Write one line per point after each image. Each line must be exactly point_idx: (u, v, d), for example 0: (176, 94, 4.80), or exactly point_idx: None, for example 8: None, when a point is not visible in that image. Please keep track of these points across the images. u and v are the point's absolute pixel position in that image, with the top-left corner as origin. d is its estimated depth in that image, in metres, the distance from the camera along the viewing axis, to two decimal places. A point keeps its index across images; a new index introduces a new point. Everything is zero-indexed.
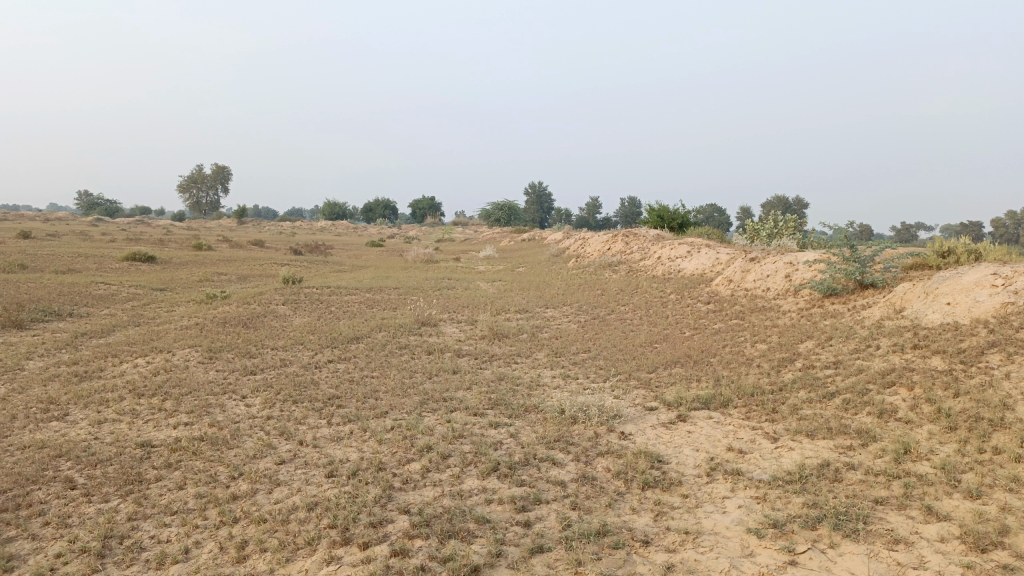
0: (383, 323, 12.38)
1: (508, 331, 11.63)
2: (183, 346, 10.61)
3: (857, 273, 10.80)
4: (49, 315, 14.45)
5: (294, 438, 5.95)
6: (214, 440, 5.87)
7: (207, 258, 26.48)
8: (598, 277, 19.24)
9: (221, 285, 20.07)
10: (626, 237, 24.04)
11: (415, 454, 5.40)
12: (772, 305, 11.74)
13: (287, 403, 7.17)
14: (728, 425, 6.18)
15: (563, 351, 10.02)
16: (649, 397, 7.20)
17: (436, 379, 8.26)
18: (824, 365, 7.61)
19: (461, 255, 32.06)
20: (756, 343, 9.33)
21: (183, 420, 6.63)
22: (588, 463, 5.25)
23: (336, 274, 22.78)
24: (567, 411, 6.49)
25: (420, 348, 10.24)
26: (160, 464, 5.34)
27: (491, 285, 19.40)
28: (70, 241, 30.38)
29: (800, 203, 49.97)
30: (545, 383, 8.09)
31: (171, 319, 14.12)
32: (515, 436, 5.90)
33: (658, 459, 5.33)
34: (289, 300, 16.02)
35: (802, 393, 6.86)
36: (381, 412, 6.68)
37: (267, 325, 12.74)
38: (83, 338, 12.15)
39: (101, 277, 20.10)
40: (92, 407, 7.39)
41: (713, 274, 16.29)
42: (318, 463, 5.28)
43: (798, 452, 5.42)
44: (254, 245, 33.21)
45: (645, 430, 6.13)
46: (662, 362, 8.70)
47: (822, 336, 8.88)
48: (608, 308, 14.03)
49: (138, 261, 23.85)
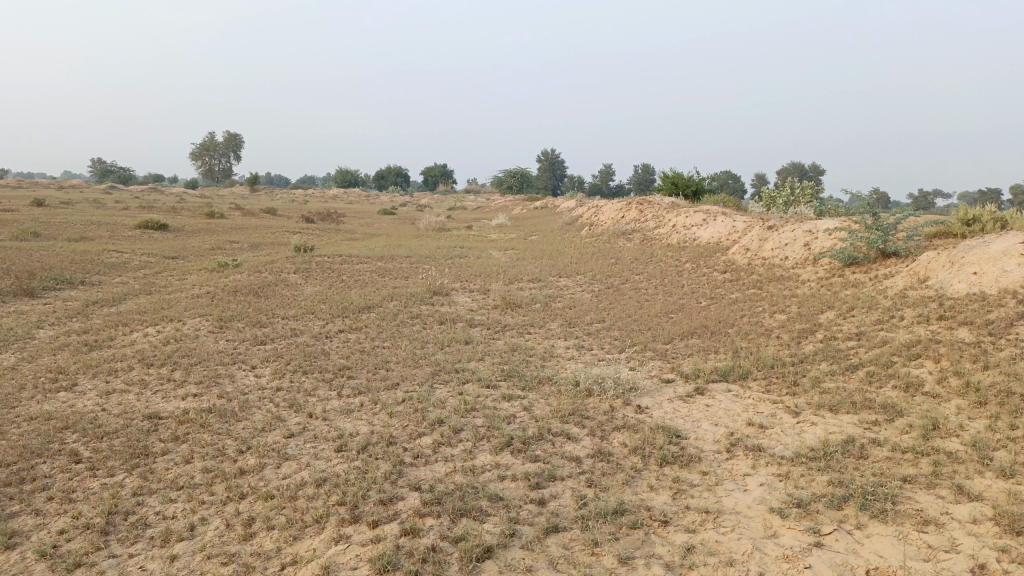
0: (394, 292, 12.25)
1: (521, 301, 11.46)
2: (193, 315, 10.53)
3: (879, 242, 10.52)
4: (61, 283, 14.40)
5: (304, 410, 5.84)
6: (222, 412, 5.77)
7: (218, 225, 26.41)
8: (612, 245, 19.00)
9: (233, 253, 19.98)
10: (640, 205, 23.71)
11: (427, 428, 5.27)
12: (790, 275, 11.49)
13: (297, 374, 7.06)
14: (747, 398, 6.01)
15: (577, 321, 9.85)
16: (666, 369, 7.03)
17: (448, 350, 8.13)
18: (846, 336, 7.40)
19: (474, 223, 31.81)
20: (774, 313, 9.12)
21: (191, 390, 6.54)
22: (604, 438, 5.10)
23: (348, 242, 22.63)
24: (582, 383, 6.34)
25: (432, 318, 10.11)
26: (167, 437, 5.24)
27: (503, 254, 19.22)
28: (84, 208, 30.36)
29: (817, 170, 49.23)
30: (559, 354, 7.93)
31: (182, 287, 14.05)
32: (528, 410, 5.75)
33: (677, 434, 5.17)
34: (301, 269, 15.93)
35: (824, 365, 6.66)
36: (392, 384, 6.56)
37: (278, 293, 12.64)
38: (94, 306, 12.10)
39: (113, 245, 20.07)
40: (101, 377, 7.32)
41: (729, 243, 16.02)
42: (327, 437, 5.16)
43: (821, 428, 5.24)
44: (266, 213, 33.12)
45: (662, 403, 5.97)
46: (679, 333, 8.52)
47: (843, 306, 8.66)
48: (622, 277, 13.83)
49: (150, 229, 23.78)
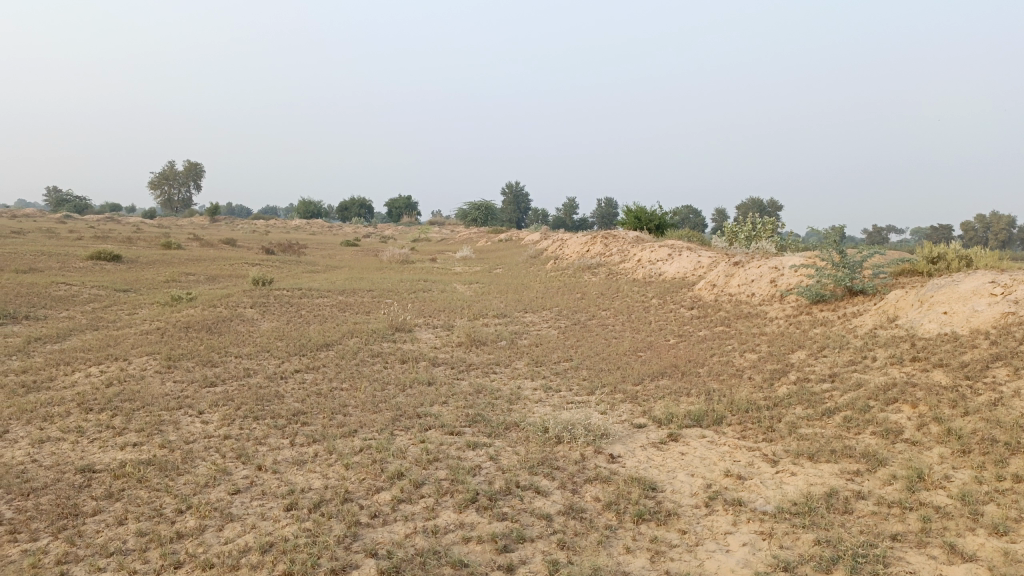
0: (354, 328, 11.85)
1: (486, 338, 11.15)
2: (141, 353, 10.00)
3: (847, 279, 10.45)
4: (3, 317, 13.71)
5: (252, 461, 5.43)
6: (163, 464, 5.33)
7: (175, 257, 25.67)
8: (577, 280, 18.84)
9: (189, 286, 19.37)
10: (605, 239, 23.66)
11: (385, 482, 4.91)
12: (758, 312, 11.38)
13: (248, 420, 6.63)
14: (723, 445, 5.77)
15: (544, 360, 9.55)
16: (637, 413, 6.76)
17: (410, 392, 7.76)
18: (820, 378, 7.22)
19: (438, 256, 31.51)
20: (744, 352, 8.94)
21: (131, 439, 6.07)
22: (575, 492, 4.78)
23: (308, 275, 22.13)
24: (551, 429, 6.03)
25: (393, 357, 9.73)
26: (99, 494, 4.79)
27: (468, 288, 18.91)
28: (34, 238, 29.38)
29: (775, 206, 50.10)
30: (526, 396, 7.62)
31: (131, 323, 13.46)
32: (494, 459, 5.42)
33: (652, 487, 4.88)
34: (258, 303, 15.42)
35: (799, 410, 6.46)
36: (349, 431, 6.18)
37: (233, 330, 12.14)
38: (36, 343, 11.48)
39: (62, 277, 19.31)
40: (35, 423, 6.80)
41: (695, 278, 15.94)
42: (276, 493, 4.77)
43: (802, 479, 5.00)
44: (225, 244, 32.40)
45: (635, 451, 5.69)
46: (649, 373, 8.28)
47: (814, 345, 8.51)
48: (589, 313, 13.61)
49: (103, 260, 23.02)
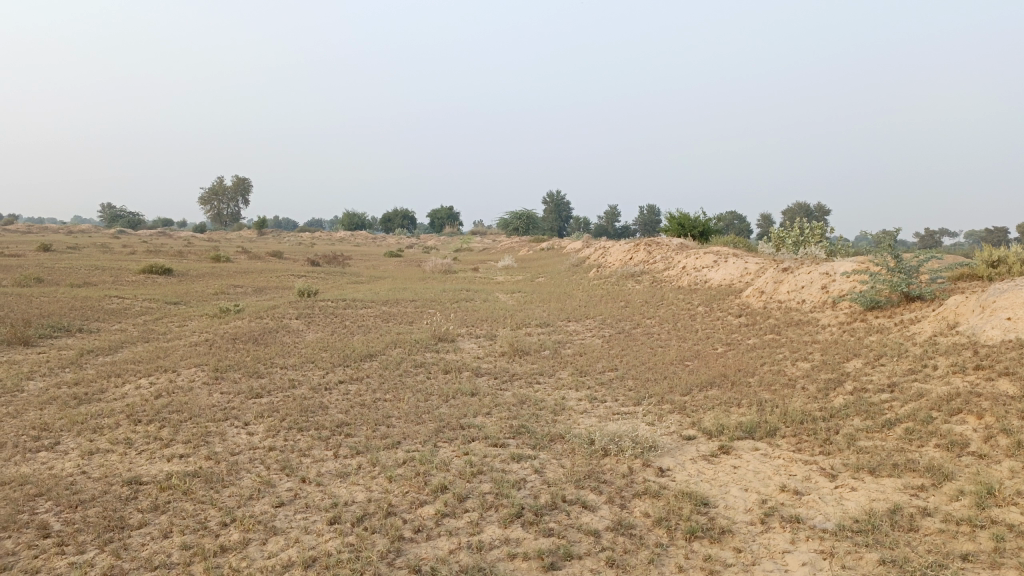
0: (397, 338, 11.84)
1: (529, 347, 11.05)
2: (189, 365, 10.13)
3: (903, 285, 10.08)
4: (58, 331, 14.06)
5: (296, 473, 5.39)
6: (208, 476, 5.32)
7: (223, 269, 26.15)
8: (621, 288, 18.62)
9: (237, 298, 19.68)
10: (649, 246, 23.38)
11: (429, 495, 4.83)
12: (809, 319, 11.05)
13: (292, 431, 6.62)
14: (777, 458, 5.56)
15: (589, 369, 9.40)
16: (686, 424, 6.57)
17: (453, 403, 7.69)
18: (877, 388, 6.93)
19: (480, 266, 31.52)
20: (796, 361, 8.67)
21: (178, 451, 6.09)
22: (624, 507, 4.64)
23: (352, 286, 22.33)
24: (597, 441, 5.89)
25: (436, 367, 9.69)
26: (145, 507, 4.80)
27: (510, 297, 18.84)
28: (90, 253, 30.27)
29: (822, 210, 49.10)
30: (570, 407, 7.47)
31: (181, 335, 13.70)
32: (540, 472, 5.30)
33: (704, 502, 4.71)
34: (303, 314, 15.56)
35: (857, 421, 6.20)
36: (393, 442, 6.12)
37: (278, 341, 12.25)
38: (89, 355, 11.73)
39: (115, 290, 19.78)
40: (85, 435, 6.89)
41: (742, 285, 15.62)
42: (320, 506, 4.71)
43: (862, 494, 4.77)
44: (271, 257, 32.94)
45: (685, 464, 5.51)
46: (697, 382, 8.07)
47: (870, 354, 8.20)
48: (633, 321, 13.41)
49: (155, 273, 23.55)
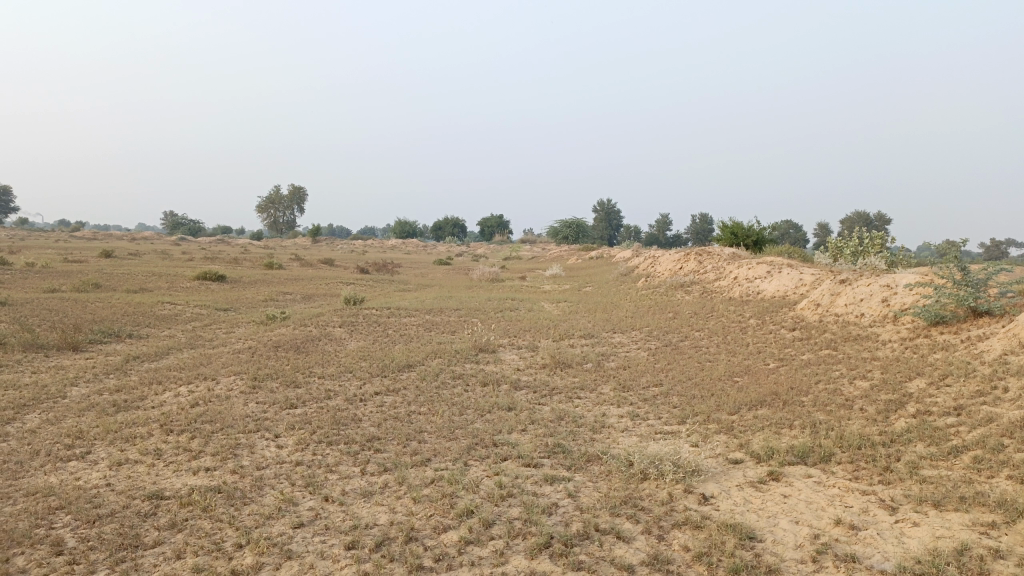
0: (438, 349, 11.65)
1: (572, 360, 10.72)
2: (228, 373, 10.09)
3: (970, 299, 9.44)
4: (109, 336, 14.28)
5: (320, 491, 5.19)
6: (231, 493, 5.16)
7: (274, 276, 26.43)
8: (669, 299, 18.14)
9: (285, 305, 19.80)
10: (699, 256, 22.80)
11: (454, 520, 4.56)
12: (868, 334, 10.49)
13: (322, 445, 6.43)
14: (831, 487, 5.14)
15: (632, 384, 9.04)
16: (732, 447, 6.18)
17: (489, 418, 7.42)
18: (943, 411, 6.42)
19: (528, 274, 31.27)
20: (854, 380, 8.16)
21: (205, 463, 5.96)
22: (661, 539, 4.30)
23: (398, 294, 22.30)
24: (636, 463, 5.54)
25: (474, 378, 9.45)
26: (162, 524, 4.65)
27: (556, 307, 18.53)
28: (148, 259, 31.02)
29: (883, 219, 47.54)
30: (611, 425, 7.13)
31: (226, 341, 13.77)
32: (573, 497, 4.98)
33: (749, 536, 4.33)
34: (347, 322, 15.52)
35: (920, 448, 5.72)
36: (422, 460, 5.87)
37: (319, 350, 12.18)
38: (134, 361, 11.84)
39: (168, 296, 20.09)
40: (117, 444, 6.84)
41: (797, 297, 15.01)
42: (339, 528, 4.49)
43: (926, 531, 4.34)
44: (322, 264, 33.24)
45: (730, 491, 5.14)
46: (746, 401, 7.65)
47: (934, 373, 7.66)
48: (681, 333, 12.98)
49: (208, 280, 23.92)
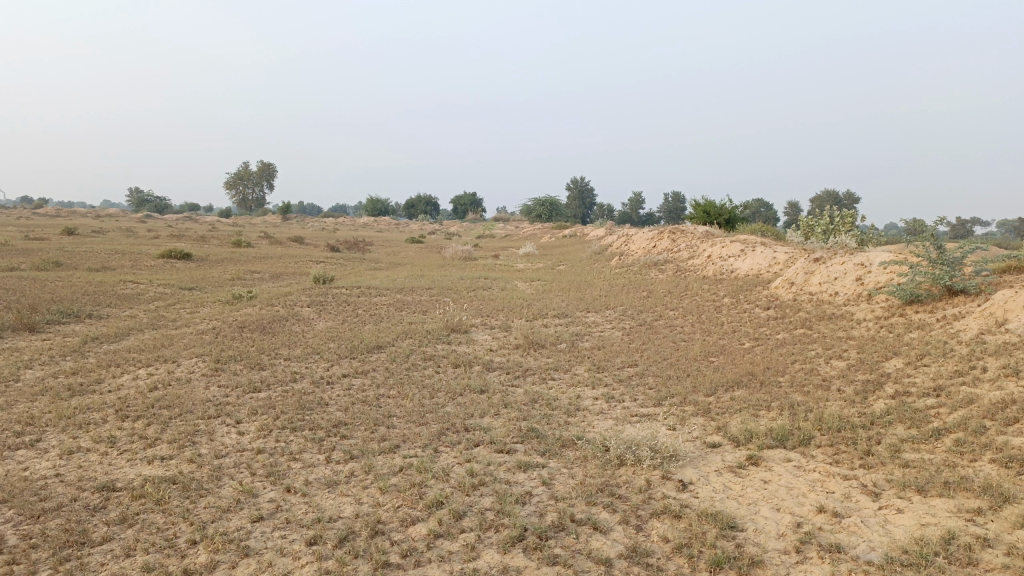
0: (409, 329, 11.38)
1: (545, 340, 10.52)
2: (190, 354, 9.73)
3: (945, 278, 9.37)
4: (67, 316, 13.78)
5: (282, 481, 4.93)
6: (187, 483, 4.89)
7: (242, 254, 25.82)
8: (643, 277, 18.00)
9: (253, 284, 19.32)
10: (673, 234, 22.70)
11: (423, 511, 4.35)
12: (844, 313, 10.40)
13: (285, 431, 6.16)
14: (812, 472, 5.00)
15: (607, 365, 8.86)
16: (710, 430, 6.03)
17: (460, 401, 7.20)
18: (922, 392, 6.32)
19: (501, 253, 30.95)
20: (830, 360, 8.06)
21: (161, 452, 5.67)
22: (639, 529, 4.12)
23: (370, 273, 21.92)
24: (613, 448, 5.36)
25: (446, 360, 9.22)
26: (111, 519, 4.38)
27: (529, 286, 18.31)
28: (111, 237, 30.18)
29: (851, 198, 48.01)
30: (585, 408, 6.95)
31: (190, 321, 13.36)
32: (548, 485, 4.78)
33: (731, 526, 4.17)
34: (316, 302, 15.15)
35: (900, 430, 5.61)
36: (390, 446, 5.64)
37: (286, 330, 11.84)
38: (93, 342, 11.40)
39: (131, 275, 19.51)
40: (69, 431, 6.51)
41: (770, 276, 14.95)
42: (301, 522, 4.25)
43: (910, 518, 4.21)
44: (292, 242, 32.61)
45: (709, 477, 4.99)
46: (723, 382, 7.51)
47: (911, 353, 7.58)
48: (655, 313, 12.82)
49: (174, 258, 23.30)
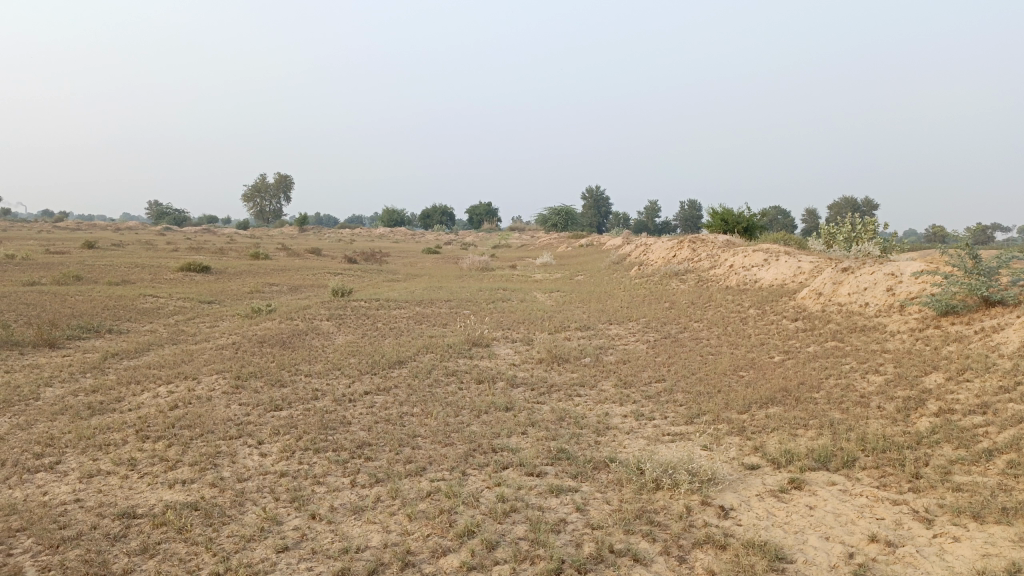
0: (429, 343, 11.22)
1: (569, 354, 10.32)
2: (211, 370, 9.62)
3: (982, 288, 9.07)
4: (88, 332, 13.76)
5: (306, 508, 4.77)
6: (210, 510, 4.75)
7: (261, 266, 25.83)
8: (665, 288, 17.76)
9: (271, 297, 19.28)
10: (693, 243, 22.43)
11: (455, 540, 4.17)
12: (875, 325, 10.13)
13: (308, 452, 6.01)
14: (859, 497, 4.78)
15: (634, 380, 8.64)
16: (747, 450, 5.81)
17: (485, 419, 7.02)
18: (967, 409, 6.06)
19: (518, 263, 30.78)
20: (867, 375, 7.80)
21: (182, 476, 5.53)
22: (682, 561, 3.94)
23: (388, 285, 21.81)
24: (648, 471, 5.16)
25: (469, 375, 9.04)
26: (133, 550, 4.24)
27: (549, 297, 18.12)
28: (131, 250, 30.35)
29: (870, 205, 47.50)
30: (615, 426, 6.74)
31: (209, 336, 13.29)
32: (582, 511, 4.59)
33: (779, 557, 3.96)
34: (334, 315, 15.05)
35: (949, 451, 5.36)
36: (417, 469, 5.47)
37: (306, 345, 11.73)
38: (113, 359, 11.34)
39: (151, 289, 19.53)
40: (89, 453, 6.39)
41: (796, 286, 14.67)
42: (328, 553, 4.09)
43: (968, 547, 3.98)
44: (309, 254, 32.66)
45: (750, 502, 4.78)
46: (756, 398, 7.28)
47: (951, 367, 7.31)
48: (679, 324, 12.59)
49: (193, 271, 23.32)
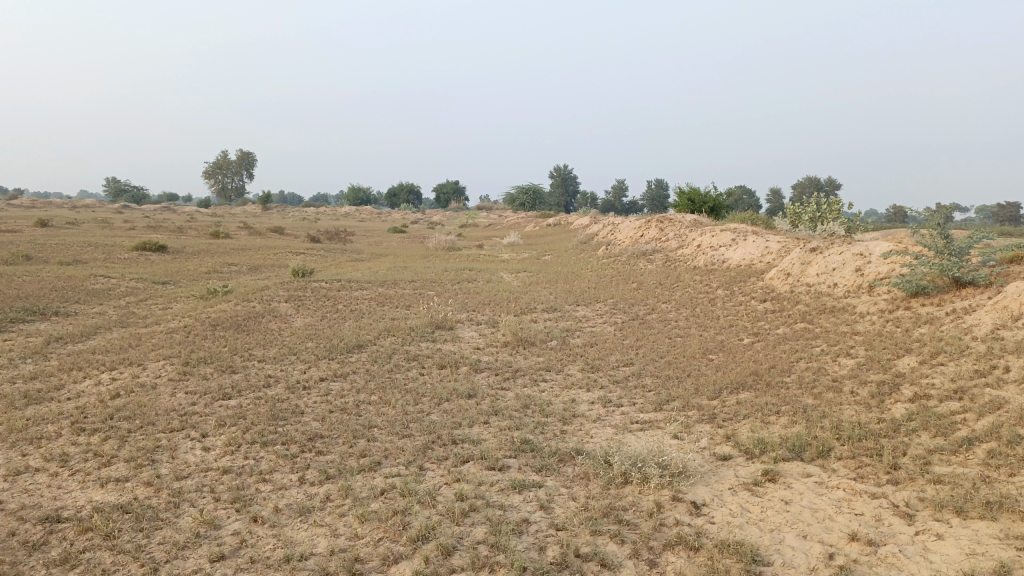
0: (390, 326, 10.83)
1: (535, 337, 10.00)
2: (158, 356, 9.12)
3: (954, 269, 8.92)
4: (32, 314, 13.08)
5: (248, 509, 4.40)
6: (142, 514, 4.36)
7: (220, 245, 25.04)
8: (632, 268, 17.54)
9: (230, 278, 18.63)
10: (660, 223, 22.21)
11: (408, 545, 3.85)
12: (845, 306, 9.97)
13: (255, 446, 5.62)
14: (837, 490, 4.55)
15: (601, 365, 8.36)
16: (719, 439, 5.57)
17: (446, 408, 6.68)
18: (943, 395, 5.87)
19: (485, 242, 30.23)
20: (838, 358, 7.61)
21: (116, 473, 5.12)
22: (653, 565, 3.67)
23: (351, 265, 21.31)
24: (616, 464, 4.87)
25: (430, 360, 8.69)
26: (52, 560, 3.85)
27: (515, 277, 17.77)
28: (85, 228, 29.27)
29: (832, 184, 47.91)
30: (582, 414, 6.45)
31: (162, 319, 12.72)
32: (546, 510, 4.30)
33: (754, 560, 3.71)
34: (294, 296, 14.54)
35: (926, 440, 5.16)
36: (371, 463, 5.12)
37: (262, 328, 11.25)
38: (57, 343, 10.75)
39: (103, 269, 18.77)
40: (18, 448, 5.93)
41: (763, 267, 14.51)
42: (269, 562, 3.74)
43: (953, 546, 3.76)
44: (271, 232, 31.81)
45: (723, 497, 4.52)
46: (727, 383, 7.04)
47: (925, 350, 7.14)
48: (648, 306, 12.35)
49: (148, 250, 22.49)
